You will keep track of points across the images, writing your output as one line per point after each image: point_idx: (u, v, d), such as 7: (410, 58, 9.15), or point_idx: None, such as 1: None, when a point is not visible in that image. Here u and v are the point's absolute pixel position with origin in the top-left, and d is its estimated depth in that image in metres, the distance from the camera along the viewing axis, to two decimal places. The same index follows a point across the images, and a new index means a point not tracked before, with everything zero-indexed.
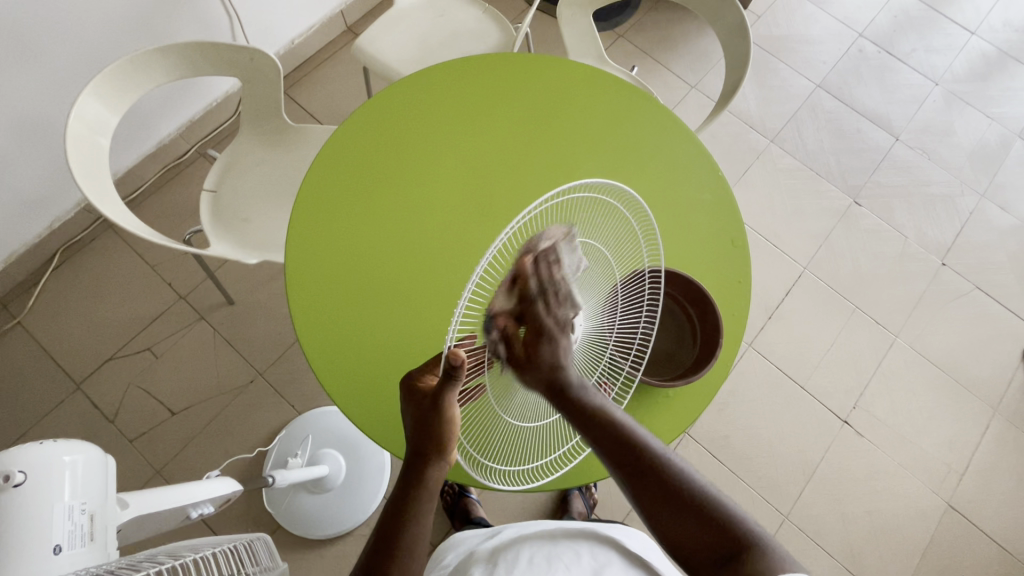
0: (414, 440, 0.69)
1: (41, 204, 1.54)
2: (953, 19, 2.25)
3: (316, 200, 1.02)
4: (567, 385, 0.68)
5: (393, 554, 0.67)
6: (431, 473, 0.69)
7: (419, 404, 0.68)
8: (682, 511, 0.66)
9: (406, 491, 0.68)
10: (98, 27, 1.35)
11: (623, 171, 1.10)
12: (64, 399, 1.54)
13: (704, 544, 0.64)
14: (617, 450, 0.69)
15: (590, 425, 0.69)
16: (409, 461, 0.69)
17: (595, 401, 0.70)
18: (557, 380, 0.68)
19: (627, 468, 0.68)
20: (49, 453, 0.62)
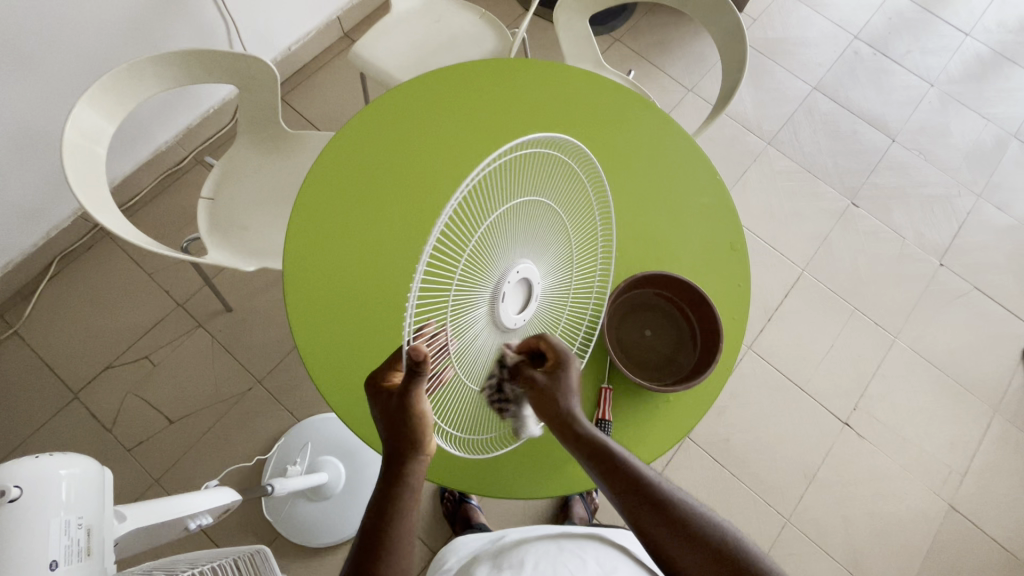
0: (390, 438, 0.67)
1: (37, 213, 1.53)
2: (948, 20, 2.26)
3: (316, 206, 1.02)
4: (575, 424, 0.72)
5: (378, 553, 0.67)
6: (411, 470, 0.68)
7: (386, 403, 0.66)
8: (691, 543, 0.68)
9: (385, 492, 0.68)
10: (93, 36, 1.35)
11: (622, 172, 1.10)
12: (61, 408, 1.53)
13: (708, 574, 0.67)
14: (625, 484, 0.70)
15: (598, 463, 0.72)
16: (388, 459, 0.68)
17: (600, 437, 0.73)
18: (565, 416, 0.72)
19: (636, 501, 0.70)
20: (44, 468, 0.61)
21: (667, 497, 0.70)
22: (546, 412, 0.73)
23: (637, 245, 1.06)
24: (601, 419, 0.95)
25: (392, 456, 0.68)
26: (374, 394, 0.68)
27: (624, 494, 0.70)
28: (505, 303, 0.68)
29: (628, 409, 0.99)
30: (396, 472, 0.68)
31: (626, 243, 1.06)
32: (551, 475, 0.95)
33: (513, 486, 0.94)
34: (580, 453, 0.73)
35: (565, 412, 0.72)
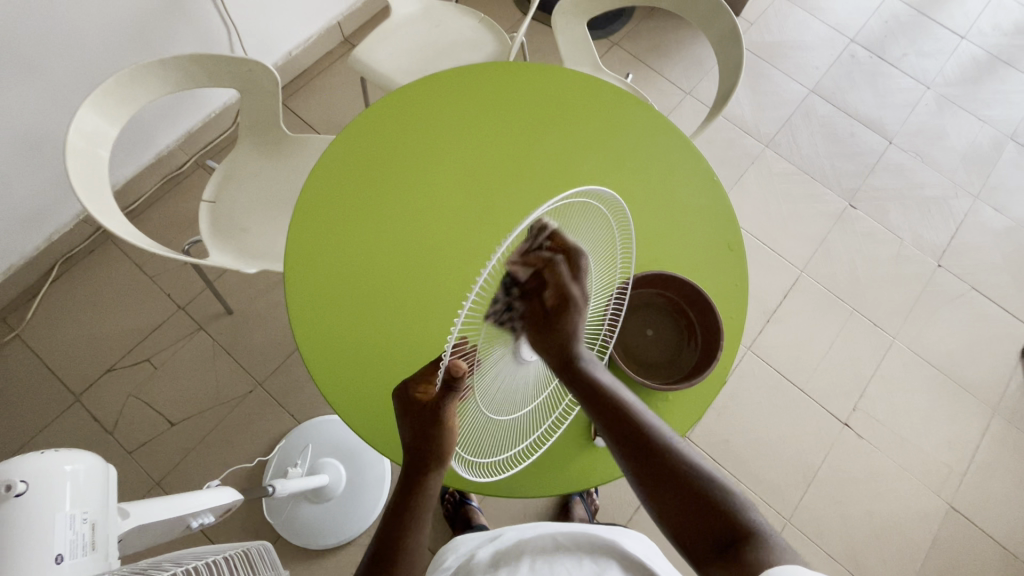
0: (413, 450, 0.69)
1: (40, 216, 1.54)
2: (943, 23, 2.28)
3: (317, 212, 1.03)
4: (576, 363, 0.75)
5: (393, 559, 0.70)
6: (430, 482, 0.70)
7: (416, 415, 0.68)
8: (682, 499, 0.68)
9: (404, 499, 0.71)
10: (96, 41, 1.37)
11: (620, 172, 1.11)
12: (63, 411, 1.53)
13: (700, 536, 0.66)
14: (625, 433, 0.74)
15: (595, 403, 0.75)
16: (410, 469, 0.70)
17: (606, 385, 0.77)
18: (567, 356, 0.74)
19: (635, 452, 0.72)
20: (49, 463, 0.62)
21: (668, 452, 0.72)
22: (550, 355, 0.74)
23: (636, 246, 1.07)
24: None
25: (413, 466, 0.69)
26: (404, 403, 0.69)
27: (620, 440, 0.74)
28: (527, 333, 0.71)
29: None
30: (416, 481, 0.70)
31: None
32: (553, 474, 0.96)
33: (515, 486, 0.95)
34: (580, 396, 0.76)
35: (567, 351, 0.74)
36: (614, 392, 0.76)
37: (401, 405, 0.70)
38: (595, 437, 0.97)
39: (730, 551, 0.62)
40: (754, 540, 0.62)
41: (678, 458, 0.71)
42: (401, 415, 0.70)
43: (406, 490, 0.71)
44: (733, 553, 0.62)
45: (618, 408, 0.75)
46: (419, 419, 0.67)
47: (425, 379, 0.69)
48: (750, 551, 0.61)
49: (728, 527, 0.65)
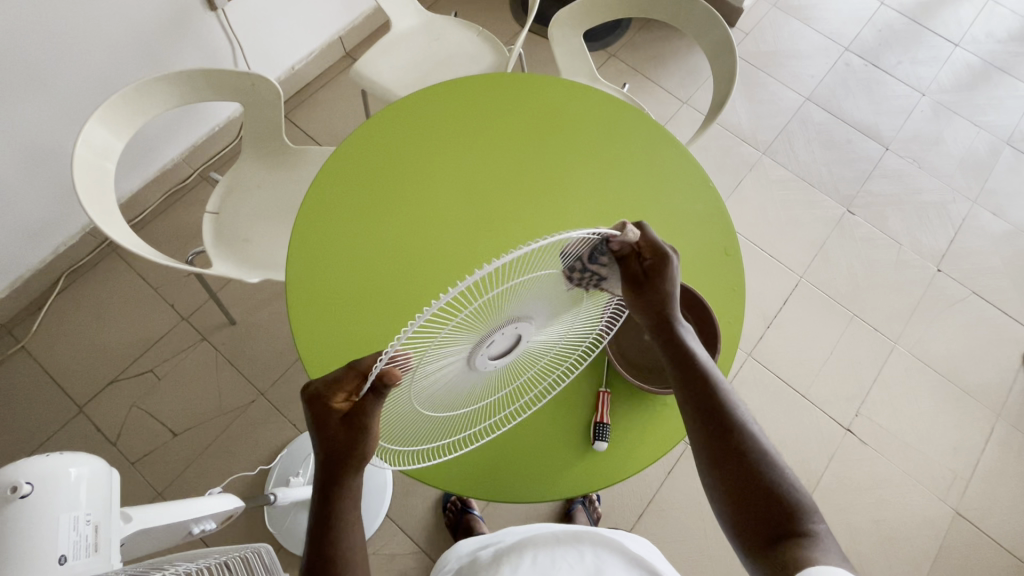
0: (325, 456, 0.68)
1: (46, 229, 1.57)
2: (936, 31, 2.31)
3: (322, 223, 1.04)
4: (670, 320, 0.76)
5: (330, 565, 0.69)
6: (350, 484, 0.71)
7: (331, 423, 0.67)
8: (741, 481, 0.67)
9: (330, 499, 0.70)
10: (103, 58, 1.40)
11: (618, 178, 1.13)
12: (67, 422, 1.54)
13: (752, 521, 0.66)
14: (702, 401, 0.72)
15: (683, 368, 0.75)
16: (325, 475, 0.70)
17: (694, 350, 0.76)
18: (663, 314, 0.75)
19: (709, 424, 0.71)
20: (54, 465, 0.64)
21: (738, 429, 0.70)
22: (641, 309, 0.76)
23: None
24: (599, 421, 0.97)
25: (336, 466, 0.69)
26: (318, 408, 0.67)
27: (697, 407, 0.73)
28: (490, 347, 0.66)
29: (627, 413, 1.00)
30: (336, 485, 0.70)
31: None
32: (558, 478, 0.96)
33: (523, 491, 0.95)
34: (669, 360, 0.76)
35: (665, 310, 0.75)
36: (702, 361, 0.75)
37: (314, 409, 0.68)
38: (594, 442, 0.97)
39: (781, 550, 0.63)
40: (807, 539, 0.63)
41: (747, 440, 0.69)
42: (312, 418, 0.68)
43: (329, 492, 0.70)
44: (784, 553, 0.62)
45: (700, 372, 0.74)
46: (332, 423, 0.67)
47: (338, 384, 0.66)
48: (799, 550, 0.62)
49: (783, 516, 0.65)
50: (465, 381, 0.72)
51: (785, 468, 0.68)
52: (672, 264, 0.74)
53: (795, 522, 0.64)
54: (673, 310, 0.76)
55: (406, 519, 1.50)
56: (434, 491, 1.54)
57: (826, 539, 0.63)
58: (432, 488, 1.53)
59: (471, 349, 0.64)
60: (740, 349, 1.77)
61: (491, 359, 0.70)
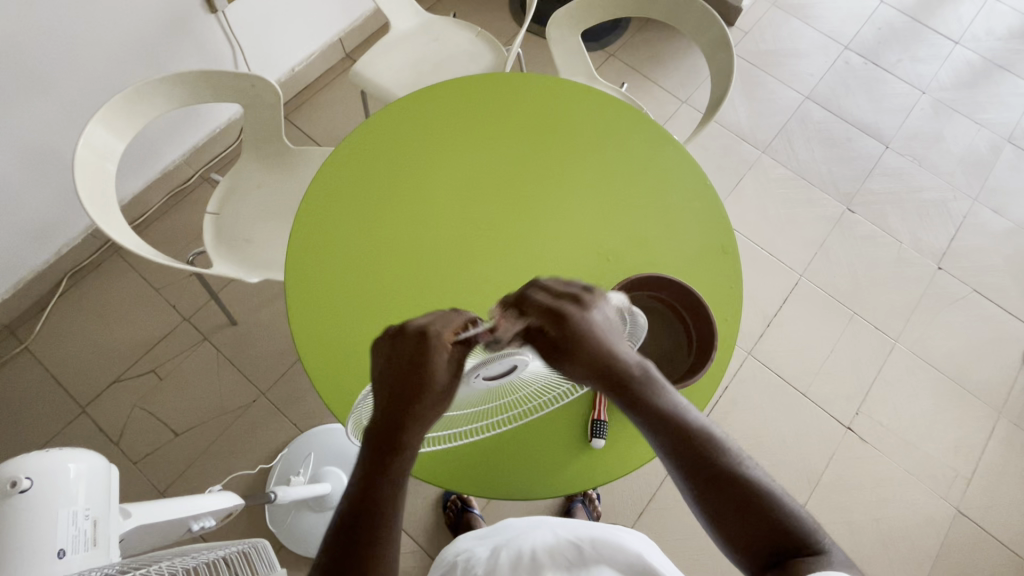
0: (397, 398, 0.67)
1: (49, 231, 1.58)
2: (936, 29, 2.31)
3: (313, 226, 1.05)
4: (624, 372, 0.72)
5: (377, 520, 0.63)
6: (409, 437, 0.67)
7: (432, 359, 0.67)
8: (739, 516, 0.66)
9: (387, 456, 0.66)
10: (105, 61, 1.41)
11: (607, 170, 1.14)
12: (70, 422, 1.55)
13: (759, 552, 0.64)
14: (684, 445, 0.69)
15: (656, 421, 0.71)
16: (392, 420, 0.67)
17: (661, 401, 0.72)
18: (614, 368, 0.72)
19: (694, 469, 0.68)
20: (53, 460, 0.65)
21: (726, 466, 0.68)
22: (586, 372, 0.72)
23: (630, 249, 1.08)
24: (596, 419, 0.97)
25: (407, 416, 0.67)
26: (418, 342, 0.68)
27: (682, 454, 0.69)
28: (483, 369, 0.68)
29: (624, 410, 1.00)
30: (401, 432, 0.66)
31: (619, 247, 1.08)
32: (556, 475, 0.97)
33: (522, 488, 0.96)
34: (640, 417, 0.72)
35: (610, 362, 0.72)
36: (672, 410, 0.72)
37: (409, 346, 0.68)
38: (591, 439, 0.97)
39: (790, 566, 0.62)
40: (821, 557, 0.61)
41: (735, 473, 0.68)
42: (391, 359, 0.69)
43: (388, 443, 0.66)
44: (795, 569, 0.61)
45: (673, 421, 0.71)
46: (432, 358, 0.67)
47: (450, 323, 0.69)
48: (812, 564, 0.60)
49: (787, 542, 0.64)
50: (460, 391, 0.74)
51: (779, 492, 0.67)
52: (579, 321, 0.70)
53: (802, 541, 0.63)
54: (621, 362, 0.72)
55: (406, 518, 1.51)
56: (434, 490, 1.55)
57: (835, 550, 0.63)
58: (432, 487, 1.54)
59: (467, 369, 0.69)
60: (739, 348, 1.77)
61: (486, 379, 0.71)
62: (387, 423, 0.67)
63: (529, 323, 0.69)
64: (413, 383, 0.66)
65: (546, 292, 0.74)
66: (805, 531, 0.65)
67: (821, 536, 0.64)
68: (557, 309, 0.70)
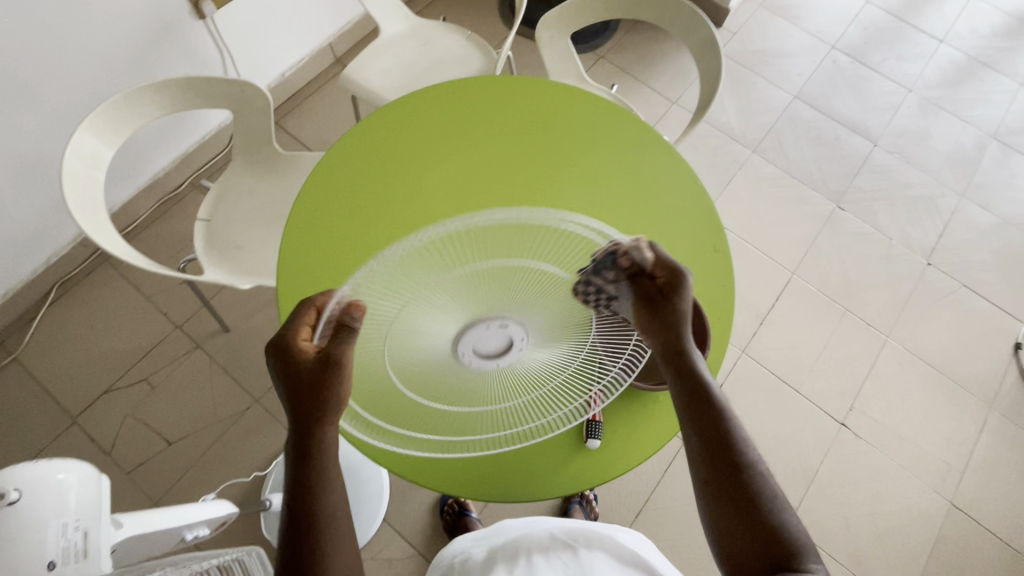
0: (299, 410, 0.70)
1: (37, 240, 1.56)
2: (921, 28, 2.34)
3: (301, 231, 1.04)
4: (683, 348, 0.76)
5: (310, 525, 0.67)
6: (324, 436, 0.71)
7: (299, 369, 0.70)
8: (738, 505, 0.68)
9: (302, 461, 0.70)
10: (92, 68, 1.41)
11: (597, 173, 1.14)
12: (60, 434, 1.53)
13: (742, 551, 0.67)
14: (711, 431, 0.72)
15: (692, 398, 0.74)
16: (301, 432, 0.70)
17: (707, 382, 0.75)
18: (678, 342, 0.76)
19: (713, 456, 0.71)
20: (41, 471, 0.65)
21: (745, 466, 0.70)
22: (657, 333, 0.76)
23: None
24: (591, 419, 0.97)
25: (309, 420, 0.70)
26: (279, 348, 0.71)
27: (707, 441, 0.71)
28: (476, 341, 0.72)
29: (618, 411, 1.01)
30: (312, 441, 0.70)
31: None
32: (553, 477, 0.97)
33: (519, 490, 0.96)
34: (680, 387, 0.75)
35: (678, 336, 0.76)
36: (713, 395, 0.74)
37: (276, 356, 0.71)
38: (586, 440, 0.97)
39: None
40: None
41: (751, 469, 0.70)
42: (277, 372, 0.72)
43: (303, 452, 0.70)
44: None
45: (712, 406, 0.73)
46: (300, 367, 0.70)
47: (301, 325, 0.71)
48: None
49: (778, 550, 0.65)
50: (439, 368, 0.75)
51: (785, 505, 0.69)
52: (682, 287, 0.76)
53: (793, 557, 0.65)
54: (687, 342, 0.76)
55: (402, 523, 1.50)
56: (430, 495, 1.54)
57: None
58: (428, 491, 1.53)
59: (459, 331, 0.71)
60: (733, 346, 1.78)
61: (479, 356, 0.74)
62: (298, 431, 0.71)
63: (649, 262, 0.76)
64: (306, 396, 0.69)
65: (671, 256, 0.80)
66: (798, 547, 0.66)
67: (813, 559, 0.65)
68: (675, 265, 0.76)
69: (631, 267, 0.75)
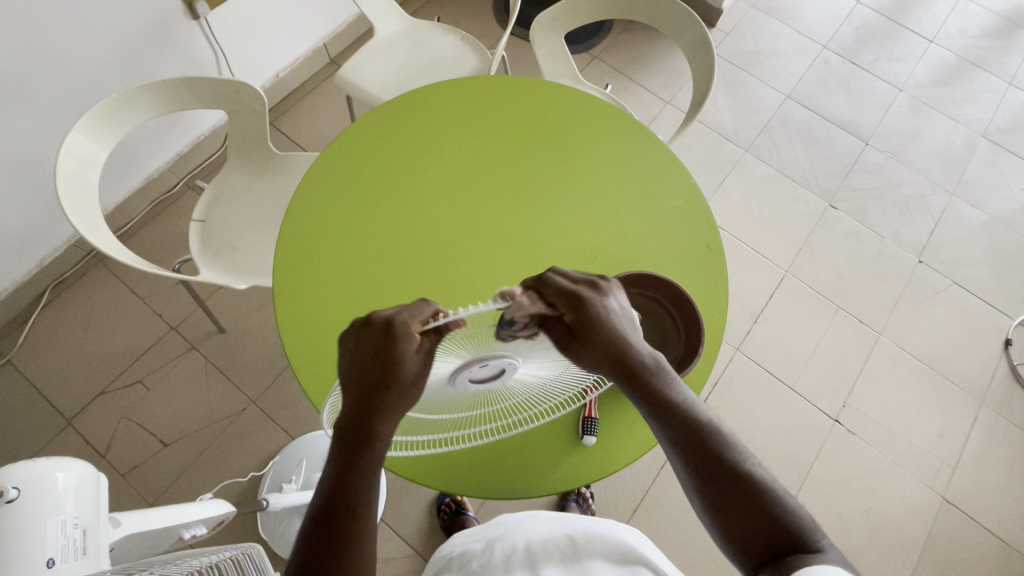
0: (364, 393, 0.64)
1: (31, 242, 1.56)
2: (911, 28, 2.36)
3: (298, 260, 1.03)
4: (636, 364, 0.71)
5: (345, 512, 0.63)
6: (384, 429, 0.65)
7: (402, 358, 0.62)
8: (734, 503, 0.66)
9: (357, 450, 0.65)
10: (86, 69, 1.40)
11: (583, 162, 1.15)
12: (55, 436, 1.53)
13: (754, 549, 0.64)
14: (689, 437, 0.70)
15: (660, 411, 0.71)
16: (363, 414, 0.64)
17: (670, 390, 0.72)
18: (626, 360, 0.70)
19: (698, 463, 0.68)
20: (40, 469, 0.65)
21: (732, 462, 0.68)
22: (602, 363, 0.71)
23: (619, 247, 1.10)
24: (587, 416, 0.98)
25: (378, 406, 0.64)
26: (385, 331, 0.62)
27: (687, 449, 0.69)
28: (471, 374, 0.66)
29: (613, 408, 1.01)
30: (372, 429, 0.65)
31: (608, 246, 1.09)
32: (550, 474, 0.97)
33: (518, 487, 0.96)
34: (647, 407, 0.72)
35: (626, 358, 0.70)
36: (679, 399, 0.72)
37: (378, 335, 0.63)
38: (583, 437, 0.98)
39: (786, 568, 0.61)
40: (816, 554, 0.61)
41: (736, 462, 0.68)
42: (358, 347, 0.65)
43: (360, 437, 0.65)
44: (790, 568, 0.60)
45: (682, 414, 0.71)
46: (399, 355, 0.62)
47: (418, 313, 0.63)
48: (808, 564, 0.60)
49: (785, 537, 0.64)
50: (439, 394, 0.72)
51: (780, 489, 0.67)
52: (592, 304, 0.69)
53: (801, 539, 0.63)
54: (637, 355, 0.71)
55: (399, 522, 1.50)
56: (428, 493, 1.54)
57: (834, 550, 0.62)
58: (425, 490, 1.53)
59: (457, 367, 0.65)
60: (728, 344, 1.79)
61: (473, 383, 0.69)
62: (358, 415, 0.65)
63: (547, 306, 0.68)
64: (377, 383, 0.63)
65: (562, 276, 0.72)
66: (801, 527, 0.64)
67: (819, 536, 0.64)
68: (574, 292, 0.69)
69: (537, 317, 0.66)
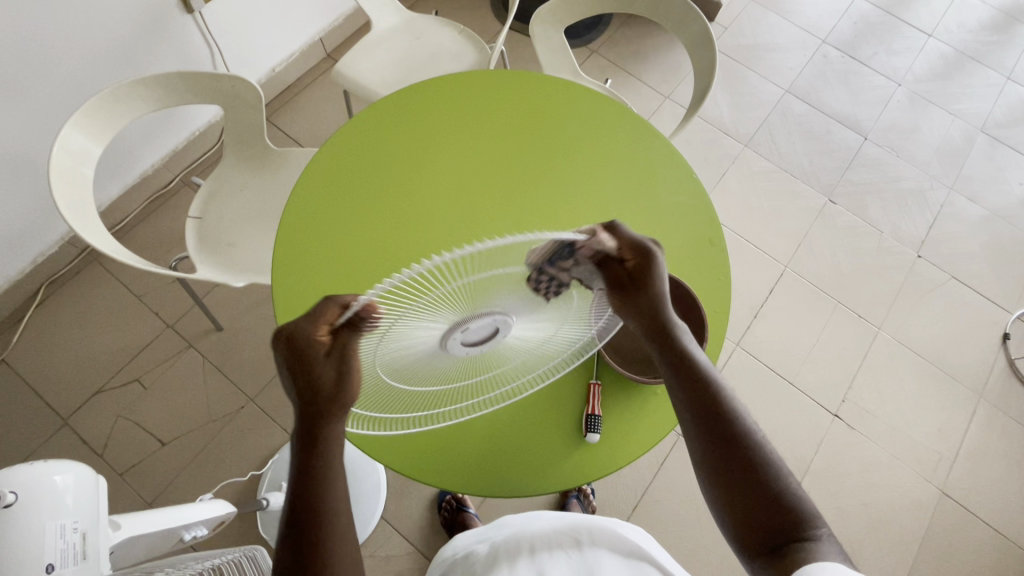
0: (304, 400, 0.68)
1: (24, 240, 1.53)
2: (910, 22, 2.36)
3: (297, 278, 1.00)
4: (666, 324, 0.76)
5: (311, 513, 0.65)
6: (331, 429, 0.69)
7: (317, 365, 0.66)
8: (738, 485, 0.68)
9: (308, 455, 0.68)
10: (78, 64, 1.38)
11: (583, 157, 1.14)
12: (51, 436, 1.51)
13: (753, 533, 0.66)
14: (705, 408, 0.72)
15: (681, 373, 0.75)
16: (307, 421, 0.69)
17: (696, 357, 0.76)
18: (660, 319, 0.76)
19: (710, 434, 0.71)
20: (38, 473, 0.64)
21: (745, 441, 0.70)
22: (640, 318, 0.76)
23: None
24: (590, 414, 0.97)
25: (316, 412, 0.68)
26: (297, 345, 0.66)
27: (701, 416, 0.72)
28: (465, 333, 0.64)
29: (616, 405, 1.01)
30: (319, 432, 0.68)
31: None
32: (552, 472, 0.97)
33: (521, 484, 0.96)
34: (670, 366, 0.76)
35: (660, 316, 0.76)
36: (703, 369, 0.75)
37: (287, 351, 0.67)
38: (585, 434, 0.97)
39: (784, 556, 0.63)
40: (813, 543, 0.63)
41: (749, 444, 0.70)
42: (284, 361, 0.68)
43: (308, 442, 0.68)
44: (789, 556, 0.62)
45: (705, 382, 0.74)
46: (316, 362, 0.65)
47: (320, 317, 0.65)
48: (805, 553, 0.62)
49: (787, 524, 0.65)
50: (431, 359, 0.69)
51: (790, 478, 0.68)
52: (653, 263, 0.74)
53: (801, 527, 0.65)
54: (668, 317, 0.76)
55: (400, 520, 1.50)
56: (428, 490, 1.54)
57: (834, 544, 0.63)
58: (426, 488, 1.53)
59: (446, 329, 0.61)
60: (728, 340, 1.79)
61: (466, 344, 0.67)
62: (303, 422, 0.69)
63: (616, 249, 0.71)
64: (311, 391, 0.67)
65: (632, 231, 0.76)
66: (804, 515, 0.66)
67: (820, 526, 0.65)
68: (643, 245, 0.73)
69: (602, 258, 0.69)
